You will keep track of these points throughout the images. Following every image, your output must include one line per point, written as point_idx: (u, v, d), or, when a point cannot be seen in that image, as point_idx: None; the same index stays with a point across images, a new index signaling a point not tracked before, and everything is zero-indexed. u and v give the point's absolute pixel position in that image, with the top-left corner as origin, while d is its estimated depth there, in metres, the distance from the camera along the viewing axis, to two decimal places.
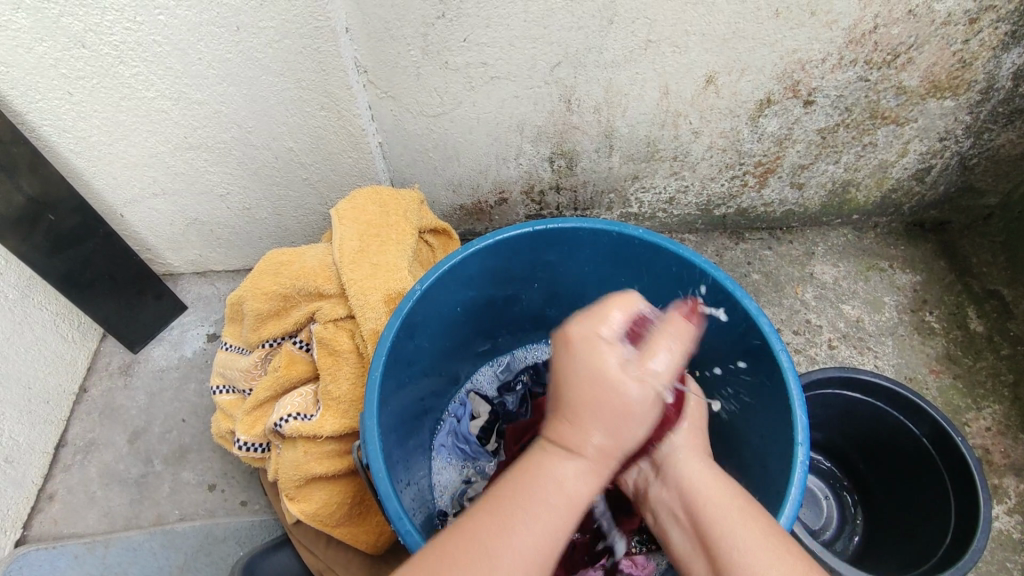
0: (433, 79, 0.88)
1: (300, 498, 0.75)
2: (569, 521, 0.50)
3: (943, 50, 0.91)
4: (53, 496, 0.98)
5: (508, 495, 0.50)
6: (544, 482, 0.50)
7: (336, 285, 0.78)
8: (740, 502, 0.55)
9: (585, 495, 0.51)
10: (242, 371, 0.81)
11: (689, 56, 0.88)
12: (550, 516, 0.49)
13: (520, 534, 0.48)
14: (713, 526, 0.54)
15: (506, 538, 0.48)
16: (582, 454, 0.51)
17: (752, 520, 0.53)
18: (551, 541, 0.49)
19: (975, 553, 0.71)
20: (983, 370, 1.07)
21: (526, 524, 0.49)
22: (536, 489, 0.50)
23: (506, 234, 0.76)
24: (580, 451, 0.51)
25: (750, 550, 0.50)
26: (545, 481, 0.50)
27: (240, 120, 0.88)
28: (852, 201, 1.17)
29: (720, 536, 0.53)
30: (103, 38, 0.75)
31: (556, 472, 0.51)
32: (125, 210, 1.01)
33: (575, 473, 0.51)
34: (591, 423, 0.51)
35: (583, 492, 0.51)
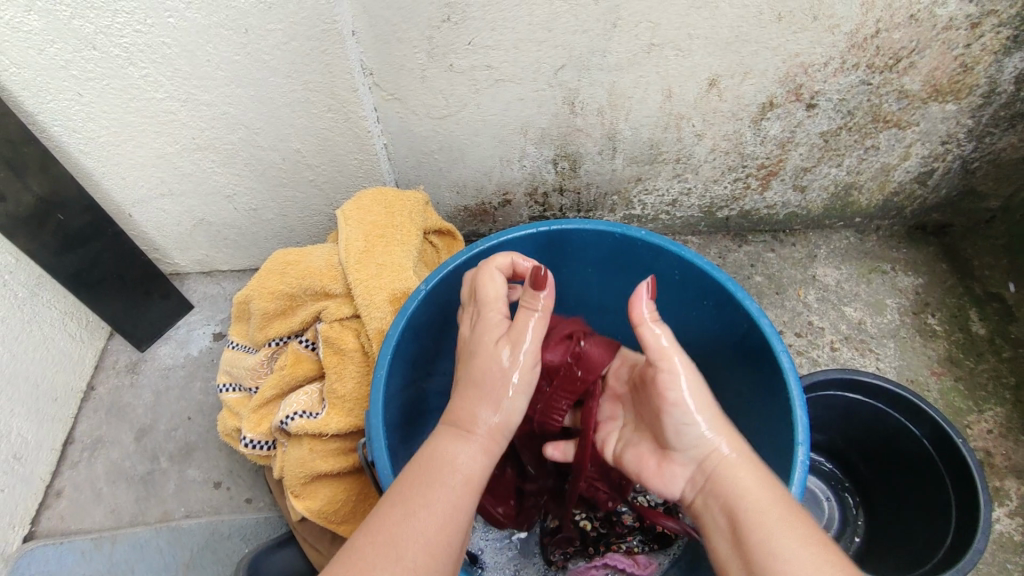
0: (438, 82, 0.88)
1: (306, 496, 0.76)
2: (466, 500, 0.54)
3: (945, 54, 0.91)
4: (61, 492, 0.99)
5: (415, 480, 0.54)
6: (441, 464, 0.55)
7: (342, 285, 0.78)
8: (783, 503, 0.52)
9: (477, 473, 0.56)
10: (248, 370, 0.82)
11: (692, 59, 0.88)
12: (453, 494, 0.54)
13: (422, 519, 0.51)
14: (752, 532, 0.50)
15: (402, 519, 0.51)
16: (474, 434, 0.58)
17: (806, 532, 0.50)
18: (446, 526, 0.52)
19: (975, 554, 0.72)
20: (985, 373, 1.07)
21: (426, 507, 0.52)
22: (435, 472, 0.55)
23: (511, 235, 0.76)
24: (471, 431, 0.58)
25: (791, 560, 0.47)
26: (442, 464, 0.55)
27: (248, 121, 0.89)
28: (855, 204, 1.17)
29: (761, 544, 0.49)
30: (114, 40, 0.76)
31: (457, 454, 0.56)
32: (133, 210, 1.02)
33: (470, 454, 0.57)
34: (484, 401, 0.59)
35: (477, 470, 0.56)
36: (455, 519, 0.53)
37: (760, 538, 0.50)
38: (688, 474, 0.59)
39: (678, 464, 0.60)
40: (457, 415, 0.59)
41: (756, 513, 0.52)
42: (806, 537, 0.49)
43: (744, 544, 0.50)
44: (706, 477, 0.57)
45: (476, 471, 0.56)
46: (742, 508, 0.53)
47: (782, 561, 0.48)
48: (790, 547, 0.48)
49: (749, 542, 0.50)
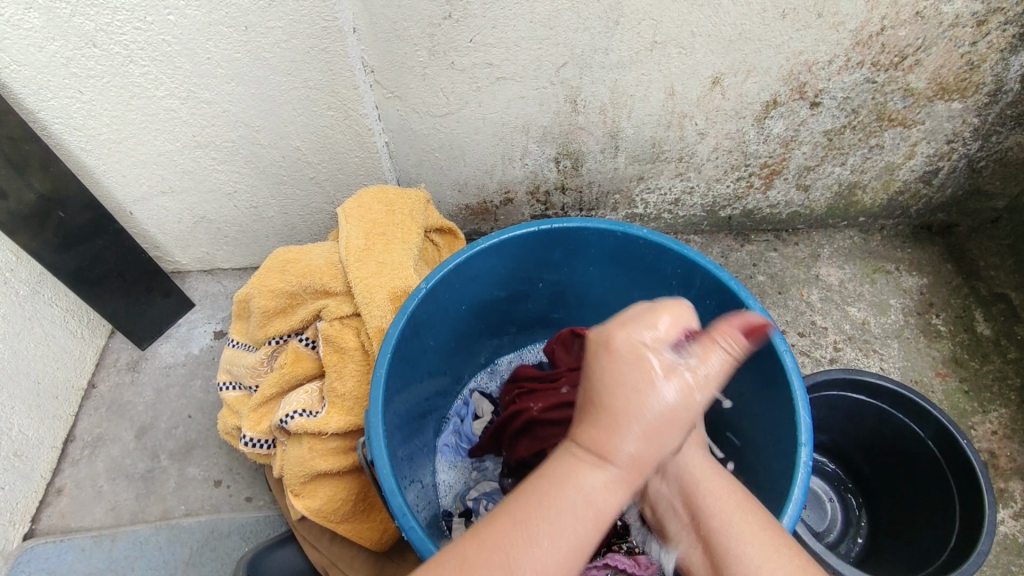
0: (439, 79, 0.88)
1: (305, 495, 0.75)
2: (591, 535, 0.44)
3: (951, 52, 0.90)
4: (61, 490, 0.99)
5: (519, 508, 0.44)
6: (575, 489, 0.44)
7: (342, 283, 0.78)
8: (735, 494, 0.58)
9: (614, 507, 0.44)
10: (248, 368, 0.81)
11: (695, 57, 0.88)
12: (565, 531, 0.43)
13: (534, 556, 0.43)
14: (710, 513, 0.56)
15: (520, 552, 0.43)
16: (613, 462, 0.44)
17: (745, 514, 0.55)
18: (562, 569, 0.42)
19: (979, 556, 0.71)
20: (989, 374, 1.06)
21: (544, 540, 0.43)
22: (558, 497, 0.44)
23: (512, 233, 0.76)
24: (608, 459, 0.44)
25: (740, 540, 0.52)
26: (571, 491, 0.44)
27: (249, 119, 0.88)
28: (859, 203, 1.17)
29: (716, 527, 0.55)
30: (114, 37, 0.76)
31: (586, 480, 0.44)
32: (134, 208, 1.02)
33: (603, 483, 0.44)
34: (618, 432, 0.44)
35: (612, 507, 0.44)
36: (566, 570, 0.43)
37: (714, 519, 0.55)
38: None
39: None
40: (591, 439, 0.45)
41: (714, 503, 0.57)
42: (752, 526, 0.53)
43: (703, 530, 0.56)
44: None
45: (609, 508, 0.44)
46: (698, 496, 0.59)
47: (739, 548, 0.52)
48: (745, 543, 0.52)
49: (704, 523, 0.56)
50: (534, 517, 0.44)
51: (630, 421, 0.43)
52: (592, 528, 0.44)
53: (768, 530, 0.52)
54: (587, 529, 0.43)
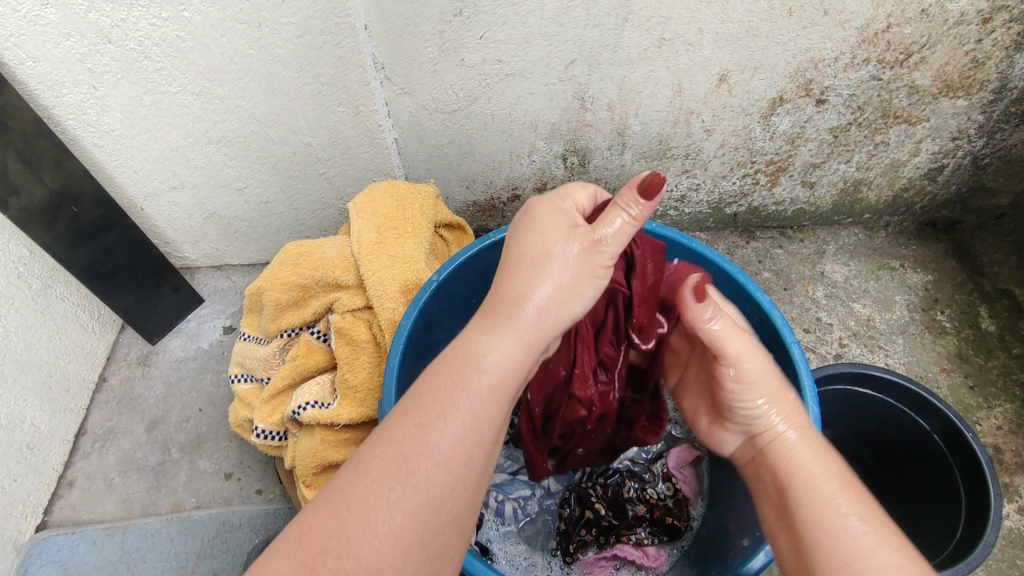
0: (448, 75, 0.89)
1: (317, 486, 0.76)
2: (489, 410, 0.48)
3: (956, 49, 0.91)
4: (73, 482, 1.00)
5: (428, 387, 0.48)
6: (474, 365, 0.49)
7: (354, 276, 0.79)
8: (840, 485, 0.52)
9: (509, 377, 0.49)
10: (260, 361, 0.82)
11: (703, 54, 0.89)
12: (472, 406, 0.47)
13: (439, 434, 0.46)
14: (798, 487, 0.53)
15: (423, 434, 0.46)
16: (507, 330, 0.51)
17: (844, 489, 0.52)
18: (466, 447, 0.47)
19: (985, 548, 0.72)
20: (994, 370, 1.07)
21: (446, 420, 0.47)
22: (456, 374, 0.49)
23: None
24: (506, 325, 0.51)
25: (843, 527, 0.49)
26: (470, 361, 0.49)
27: (260, 114, 0.89)
28: (864, 200, 1.17)
29: (805, 491, 0.52)
30: (128, 34, 0.77)
31: (486, 352, 0.49)
32: (145, 204, 1.03)
33: (498, 352, 0.50)
34: (508, 316, 0.52)
35: (506, 377, 0.50)
36: (475, 446, 0.47)
37: (803, 484, 0.53)
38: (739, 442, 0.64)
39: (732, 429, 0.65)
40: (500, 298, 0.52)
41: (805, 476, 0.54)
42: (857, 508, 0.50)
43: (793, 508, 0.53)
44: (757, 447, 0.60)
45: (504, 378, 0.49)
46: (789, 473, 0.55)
47: (846, 540, 0.48)
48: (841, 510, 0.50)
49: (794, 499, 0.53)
50: (449, 389, 0.48)
51: (528, 286, 0.53)
52: (491, 406, 0.49)
53: (863, 511, 0.50)
54: (486, 406, 0.48)
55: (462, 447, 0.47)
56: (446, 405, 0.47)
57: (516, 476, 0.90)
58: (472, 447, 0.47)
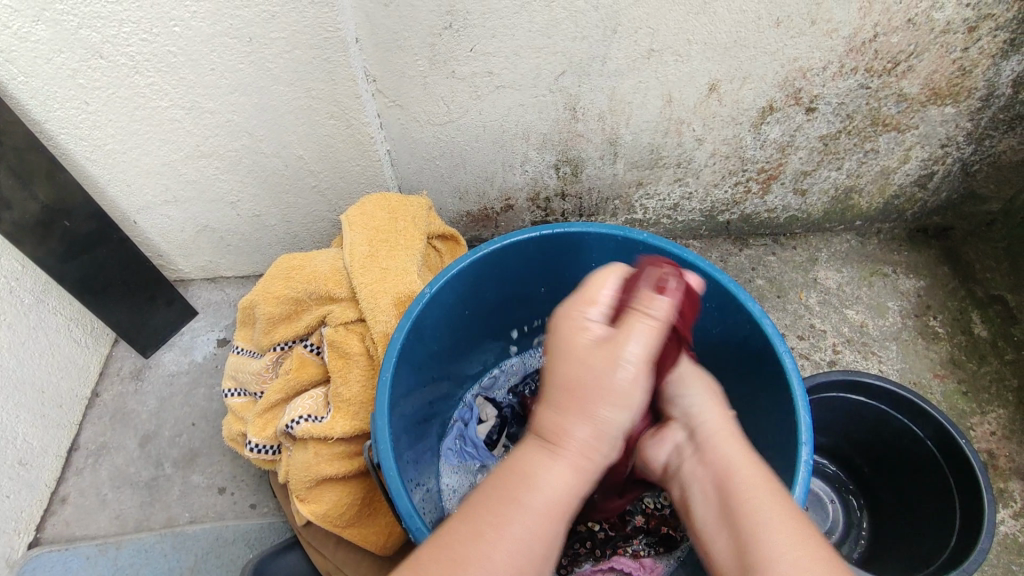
0: (440, 88, 0.89)
1: (311, 500, 0.76)
2: (551, 525, 0.49)
3: (942, 58, 0.92)
4: (66, 498, 0.99)
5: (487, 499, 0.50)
6: (530, 486, 0.50)
7: (347, 289, 0.79)
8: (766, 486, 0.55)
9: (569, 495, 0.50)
10: (253, 374, 0.82)
11: (692, 65, 0.89)
12: (532, 519, 0.49)
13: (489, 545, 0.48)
14: (744, 501, 0.54)
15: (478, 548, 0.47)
16: (567, 452, 0.51)
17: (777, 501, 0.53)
18: (528, 558, 0.48)
19: (980, 554, 0.71)
20: (988, 375, 1.07)
21: (509, 525, 0.49)
22: (514, 491, 0.50)
23: (515, 239, 0.77)
24: (560, 447, 0.51)
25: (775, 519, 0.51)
26: (527, 484, 0.50)
27: (253, 128, 0.89)
28: (855, 207, 1.18)
29: (749, 513, 0.53)
30: (119, 49, 0.77)
31: (544, 474, 0.50)
32: (138, 217, 1.03)
33: (562, 472, 0.50)
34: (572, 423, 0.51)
35: (567, 495, 0.50)
36: (532, 555, 0.48)
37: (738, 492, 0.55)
38: (676, 441, 0.66)
39: (671, 433, 0.68)
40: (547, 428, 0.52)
41: (743, 485, 0.55)
42: (787, 519, 0.51)
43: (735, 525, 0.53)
44: (692, 442, 0.64)
45: (561, 496, 0.50)
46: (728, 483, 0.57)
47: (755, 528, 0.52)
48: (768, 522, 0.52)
49: (732, 507, 0.55)
50: (505, 506, 0.49)
51: (588, 400, 0.51)
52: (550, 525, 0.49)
53: (800, 527, 0.51)
54: (543, 526, 0.49)
55: (526, 547, 0.48)
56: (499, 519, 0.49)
57: None
58: (526, 559, 0.48)
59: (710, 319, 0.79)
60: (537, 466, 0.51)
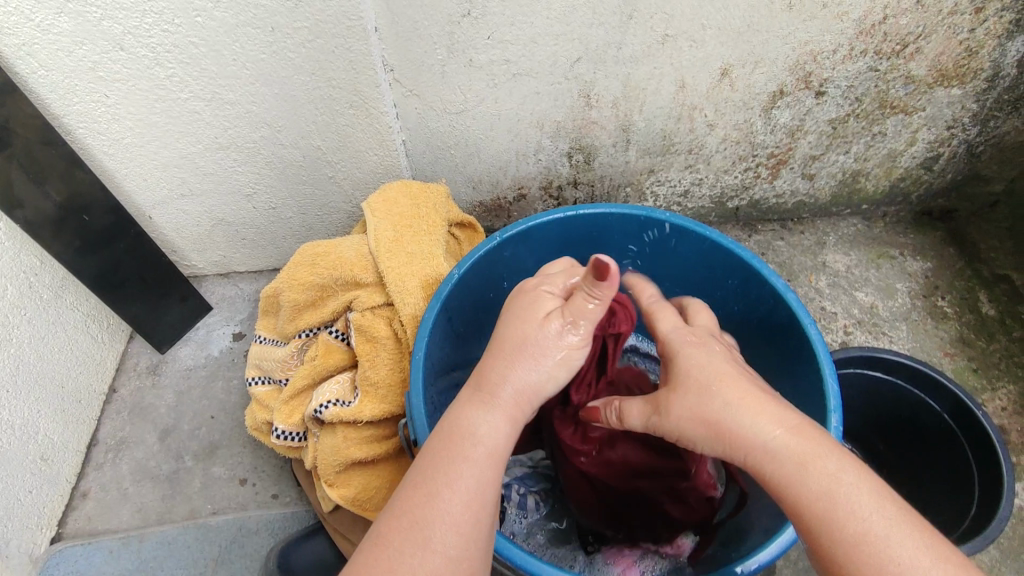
0: (456, 76, 0.90)
1: (340, 484, 0.76)
2: (493, 469, 0.53)
3: (950, 39, 0.93)
4: (87, 493, 0.99)
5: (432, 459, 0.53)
6: (469, 438, 0.54)
7: (373, 274, 0.79)
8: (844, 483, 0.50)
9: (502, 440, 0.55)
10: (279, 361, 0.83)
11: (705, 50, 0.90)
12: (473, 470, 0.52)
13: (444, 500, 0.51)
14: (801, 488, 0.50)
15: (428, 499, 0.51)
16: (495, 402, 0.55)
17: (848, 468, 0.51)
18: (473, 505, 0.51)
19: (1002, 522, 0.73)
20: (997, 353, 1.09)
21: (452, 485, 0.51)
22: (457, 446, 0.54)
23: (539, 221, 0.78)
24: (493, 396, 0.56)
25: (859, 510, 0.49)
26: (463, 438, 0.54)
27: (271, 119, 0.90)
28: (862, 191, 1.20)
29: (823, 504, 0.49)
30: (141, 40, 0.77)
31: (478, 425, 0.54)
32: (154, 211, 1.03)
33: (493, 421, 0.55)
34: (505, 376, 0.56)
35: (501, 441, 0.55)
36: (480, 500, 0.52)
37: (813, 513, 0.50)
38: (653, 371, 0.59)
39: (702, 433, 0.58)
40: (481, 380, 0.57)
41: (798, 466, 0.51)
42: (860, 481, 0.50)
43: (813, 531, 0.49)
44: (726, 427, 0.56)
45: (500, 443, 0.55)
46: (791, 483, 0.51)
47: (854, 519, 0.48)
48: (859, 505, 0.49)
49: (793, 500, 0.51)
50: (450, 463, 0.53)
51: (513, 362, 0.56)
52: (491, 469, 0.53)
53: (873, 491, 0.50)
54: (488, 469, 0.53)
55: (471, 496, 0.51)
56: (449, 474, 0.52)
57: (537, 469, 0.91)
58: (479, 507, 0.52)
59: (733, 296, 0.81)
60: (467, 415, 0.55)
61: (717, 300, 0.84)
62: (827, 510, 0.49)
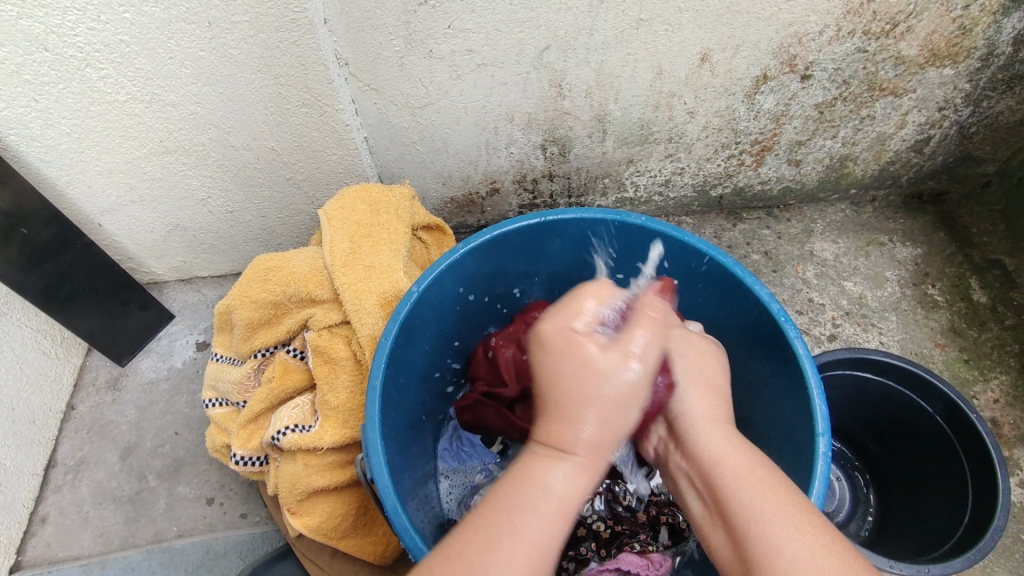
0: (417, 69, 0.84)
1: (303, 513, 0.72)
2: (560, 527, 0.46)
3: (943, 17, 0.88)
4: (46, 518, 0.95)
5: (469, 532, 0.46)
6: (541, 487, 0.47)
7: (328, 290, 0.75)
8: (762, 472, 0.49)
9: (579, 496, 0.47)
10: (234, 383, 0.78)
11: (683, 34, 0.84)
12: (541, 528, 0.46)
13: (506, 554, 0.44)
14: (723, 480, 0.50)
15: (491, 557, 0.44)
16: (573, 453, 0.48)
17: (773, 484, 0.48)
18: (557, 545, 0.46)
19: (996, 531, 0.70)
20: (988, 342, 1.05)
21: (513, 535, 0.45)
22: (523, 498, 0.47)
23: (506, 229, 0.73)
24: (569, 450, 0.48)
25: (770, 523, 0.45)
26: (535, 490, 0.47)
27: (218, 120, 0.84)
28: (850, 175, 1.15)
29: (741, 510, 0.47)
30: (65, 40, 0.70)
31: (546, 475, 0.47)
32: (103, 219, 0.97)
33: (568, 475, 0.47)
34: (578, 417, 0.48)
35: (577, 495, 0.47)
36: (547, 553, 0.45)
37: (733, 494, 0.48)
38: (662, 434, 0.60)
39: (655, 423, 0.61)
40: (552, 431, 0.49)
41: (736, 480, 0.49)
42: (778, 496, 0.47)
43: (727, 514, 0.48)
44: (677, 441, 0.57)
45: (575, 497, 0.47)
46: (717, 480, 0.50)
47: (754, 519, 0.46)
48: (766, 512, 0.46)
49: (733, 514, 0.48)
50: (497, 529, 0.45)
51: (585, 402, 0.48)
52: (562, 521, 0.46)
53: (792, 505, 0.46)
54: (552, 522, 0.46)
55: (541, 549, 0.45)
56: (505, 535, 0.45)
57: None
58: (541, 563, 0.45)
59: (715, 303, 0.77)
60: (533, 468, 0.48)
61: (699, 305, 0.80)
62: (747, 519, 0.47)
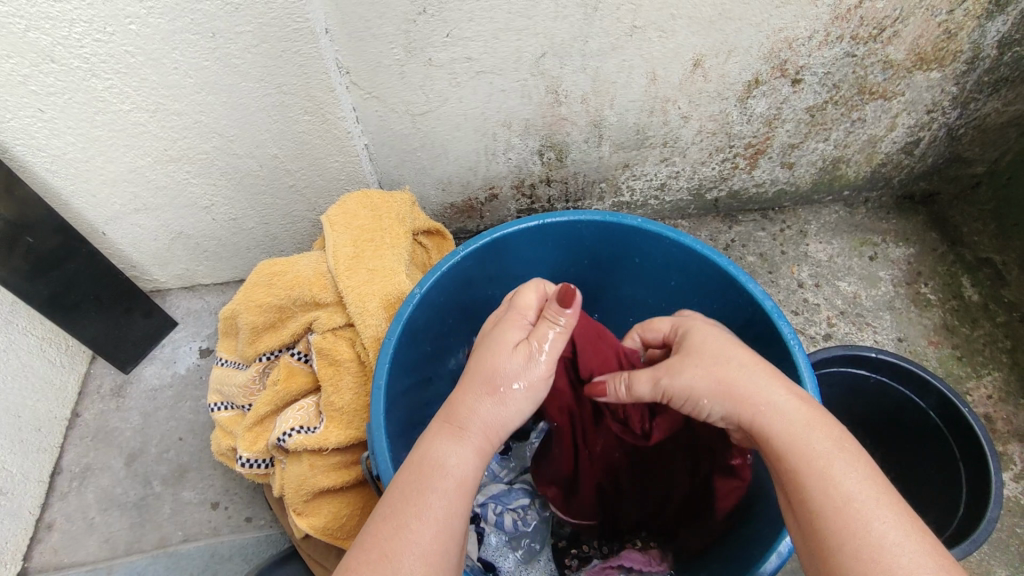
0: (416, 77, 0.85)
1: (308, 513, 0.73)
2: (463, 505, 0.50)
3: (928, 21, 0.90)
4: (52, 524, 0.95)
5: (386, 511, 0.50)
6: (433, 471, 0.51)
7: (332, 294, 0.76)
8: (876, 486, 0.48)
9: (473, 475, 0.52)
10: (239, 387, 0.79)
11: (676, 40, 0.86)
12: (444, 502, 0.50)
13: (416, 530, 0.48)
14: (827, 504, 0.47)
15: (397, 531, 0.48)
16: (471, 434, 0.53)
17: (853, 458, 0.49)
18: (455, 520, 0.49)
19: (989, 523, 0.72)
20: (981, 339, 1.07)
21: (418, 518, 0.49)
22: (423, 479, 0.51)
23: (506, 231, 0.74)
24: (466, 429, 0.53)
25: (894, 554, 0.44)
26: (431, 472, 0.51)
27: (221, 128, 0.85)
28: (843, 177, 1.17)
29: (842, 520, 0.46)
30: (73, 51, 0.72)
31: (447, 456, 0.52)
32: (107, 228, 0.98)
33: (460, 453, 0.52)
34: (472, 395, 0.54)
35: (473, 474, 0.52)
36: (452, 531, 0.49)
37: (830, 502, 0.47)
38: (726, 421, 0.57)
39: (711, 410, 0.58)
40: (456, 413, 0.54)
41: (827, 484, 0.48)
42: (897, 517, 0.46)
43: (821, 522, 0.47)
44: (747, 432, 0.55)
45: (470, 473, 0.52)
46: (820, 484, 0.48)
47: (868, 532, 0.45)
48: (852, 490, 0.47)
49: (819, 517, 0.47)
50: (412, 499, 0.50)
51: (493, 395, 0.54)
52: (462, 502, 0.51)
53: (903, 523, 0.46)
54: (454, 502, 0.50)
55: (447, 522, 0.49)
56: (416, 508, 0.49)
57: (513, 486, 0.88)
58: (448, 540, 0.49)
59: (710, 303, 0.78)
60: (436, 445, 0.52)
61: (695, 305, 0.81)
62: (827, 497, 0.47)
